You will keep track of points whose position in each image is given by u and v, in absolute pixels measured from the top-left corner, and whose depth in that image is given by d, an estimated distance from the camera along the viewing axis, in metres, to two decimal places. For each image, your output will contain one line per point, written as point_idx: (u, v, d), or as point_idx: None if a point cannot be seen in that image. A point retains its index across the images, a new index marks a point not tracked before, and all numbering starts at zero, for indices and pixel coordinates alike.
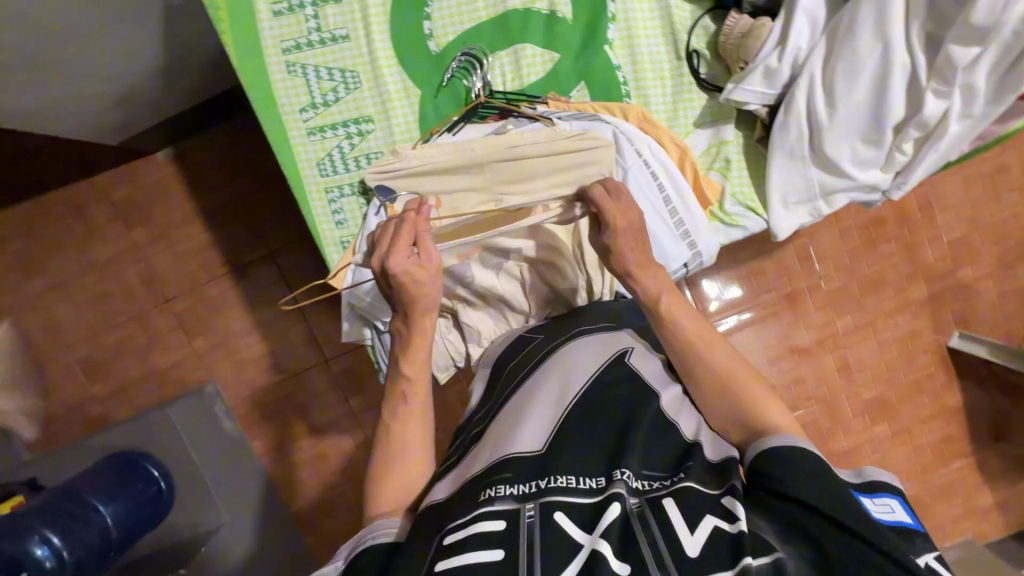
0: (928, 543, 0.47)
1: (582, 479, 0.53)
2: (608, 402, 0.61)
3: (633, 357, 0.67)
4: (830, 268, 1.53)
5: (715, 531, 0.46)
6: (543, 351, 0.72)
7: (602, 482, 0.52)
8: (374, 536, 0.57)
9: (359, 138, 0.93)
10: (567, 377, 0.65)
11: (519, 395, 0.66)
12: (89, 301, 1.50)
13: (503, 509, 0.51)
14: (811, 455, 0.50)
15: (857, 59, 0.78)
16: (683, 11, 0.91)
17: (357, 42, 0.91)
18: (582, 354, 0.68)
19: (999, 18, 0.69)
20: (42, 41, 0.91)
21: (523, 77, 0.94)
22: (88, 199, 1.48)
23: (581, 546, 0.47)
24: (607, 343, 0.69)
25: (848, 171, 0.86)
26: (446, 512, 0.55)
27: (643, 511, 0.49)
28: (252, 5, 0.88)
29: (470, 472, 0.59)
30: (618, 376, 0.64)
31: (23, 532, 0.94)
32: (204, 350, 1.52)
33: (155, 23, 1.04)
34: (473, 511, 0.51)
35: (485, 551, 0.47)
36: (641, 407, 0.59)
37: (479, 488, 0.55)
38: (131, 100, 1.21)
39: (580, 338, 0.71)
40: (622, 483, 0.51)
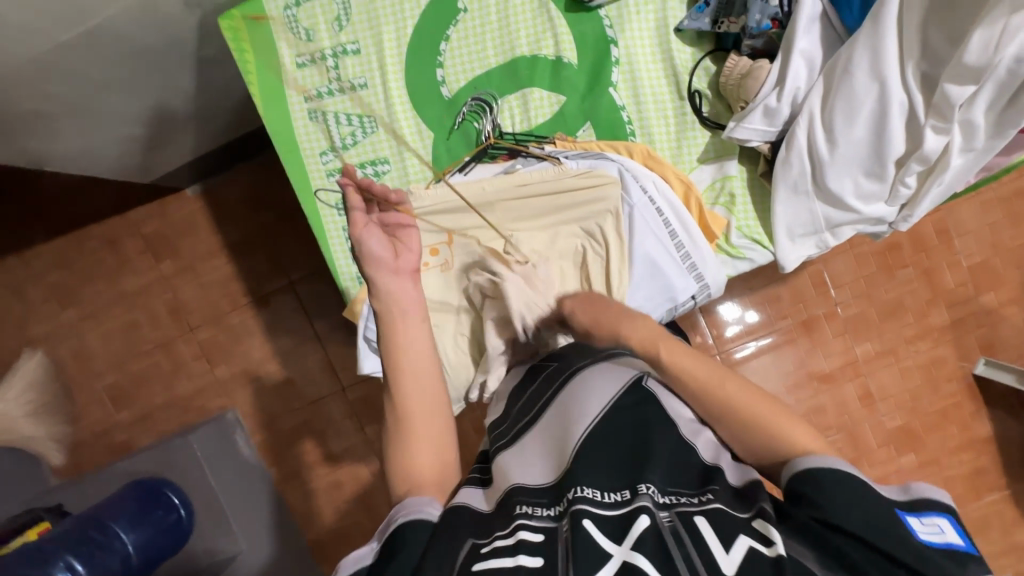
0: (980, 566, 0.46)
1: (608, 493, 0.54)
2: (622, 426, 0.60)
3: (649, 381, 0.65)
4: (847, 294, 1.51)
5: (751, 551, 0.47)
6: (558, 373, 0.70)
7: (621, 495, 0.53)
8: (404, 515, 0.58)
9: (377, 178, 0.98)
10: (582, 406, 0.62)
11: (541, 425, 0.66)
12: (119, 330, 1.57)
13: (541, 525, 0.53)
14: (851, 476, 0.50)
15: (853, 98, 0.80)
16: (684, 54, 0.95)
17: (374, 89, 0.97)
18: (599, 379, 0.65)
19: (992, 59, 0.70)
20: (84, 93, 0.99)
21: (531, 118, 0.98)
22: (121, 234, 1.56)
23: (610, 556, 0.48)
24: (621, 363, 0.66)
25: (852, 205, 0.87)
26: (476, 527, 0.55)
27: (675, 526, 0.49)
28: (278, 60, 0.96)
29: (496, 495, 0.60)
30: (637, 406, 0.61)
31: (46, 561, 0.95)
32: (226, 377, 1.57)
33: (187, 72, 1.12)
34: (511, 522, 0.54)
35: (525, 557, 0.49)
36: (658, 436, 0.58)
37: (509, 502, 0.56)
38: (164, 142, 1.28)
39: (596, 362, 0.67)
40: (647, 497, 0.51)
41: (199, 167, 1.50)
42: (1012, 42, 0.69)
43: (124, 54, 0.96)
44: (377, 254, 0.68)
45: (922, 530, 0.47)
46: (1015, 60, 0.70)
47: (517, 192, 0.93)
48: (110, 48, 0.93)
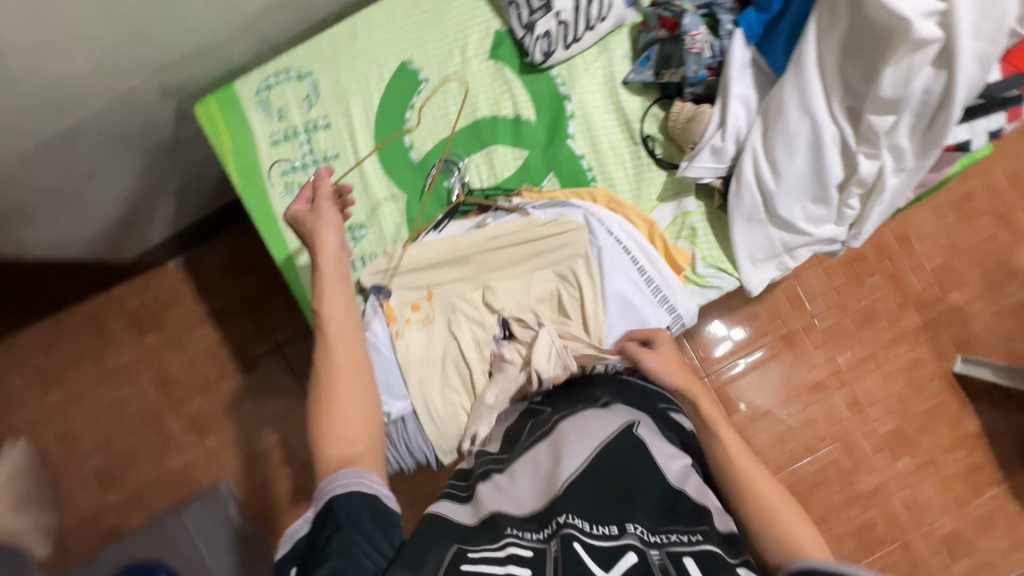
0: None
1: (598, 526, 0.57)
2: (612, 469, 0.63)
3: (641, 428, 0.69)
4: (821, 306, 1.57)
5: None
6: (551, 419, 0.74)
7: (610, 529, 0.56)
8: (345, 484, 0.60)
9: (355, 242, 1.02)
10: (575, 446, 0.65)
11: (530, 456, 0.69)
12: (106, 409, 1.55)
13: (530, 546, 0.56)
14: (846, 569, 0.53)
15: (790, 133, 0.87)
16: (633, 102, 1.02)
17: (347, 159, 1.03)
18: (593, 423, 0.69)
19: (904, 91, 0.79)
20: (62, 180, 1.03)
21: (498, 173, 1.03)
22: (104, 312, 1.57)
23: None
24: (617, 414, 0.71)
25: (803, 228, 0.93)
26: (464, 535, 0.58)
27: (664, 563, 0.53)
28: (253, 140, 1.01)
29: (484, 509, 0.62)
30: (627, 448, 0.65)
31: None
32: (219, 447, 1.55)
33: (166, 153, 1.16)
34: (500, 538, 0.57)
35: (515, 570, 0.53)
36: (651, 480, 0.62)
37: (498, 525, 0.59)
38: (143, 221, 1.32)
39: (591, 410, 0.72)
40: (634, 535, 0.56)
41: (180, 240, 1.53)
42: (919, 78, 0.78)
43: (103, 143, 1.01)
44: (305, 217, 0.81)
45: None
46: (923, 92, 0.79)
47: (495, 245, 0.97)
48: (88, 139, 0.97)
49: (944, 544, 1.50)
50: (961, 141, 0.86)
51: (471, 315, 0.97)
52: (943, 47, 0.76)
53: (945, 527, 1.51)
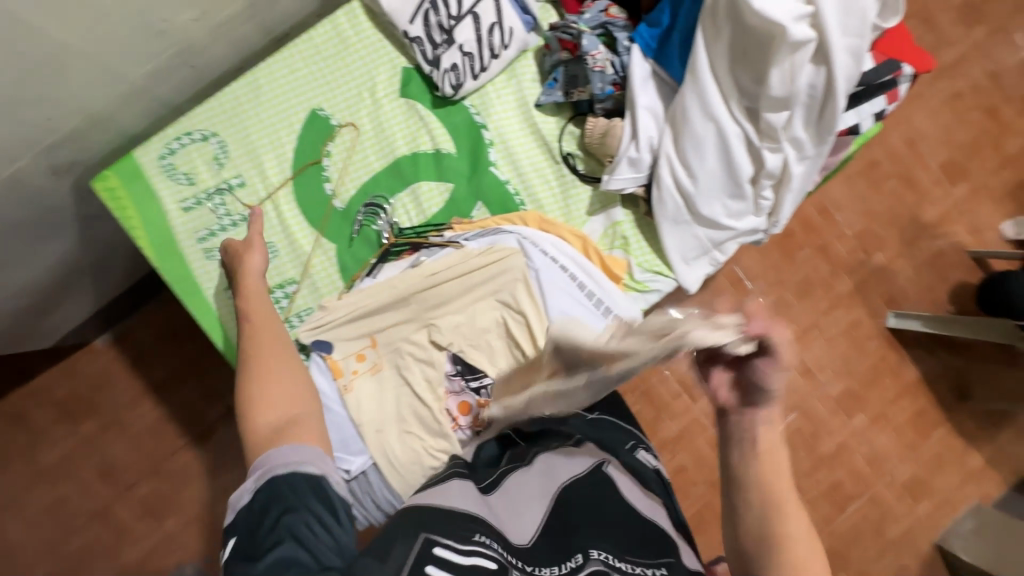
0: None
1: (568, 558, 0.57)
2: (580, 501, 0.65)
3: (609, 467, 0.72)
4: (762, 285, 1.64)
5: None
6: (526, 445, 0.75)
7: (567, 565, 0.57)
8: (293, 464, 0.60)
9: (288, 299, 0.98)
10: (551, 477, 0.69)
11: (507, 480, 0.68)
12: (44, 511, 1.42)
13: (495, 556, 0.53)
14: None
15: (698, 137, 0.91)
16: (549, 123, 1.04)
17: (268, 216, 0.99)
18: (569, 458, 0.72)
19: (791, 86, 0.84)
20: None
21: (426, 210, 1.02)
22: (29, 407, 1.44)
23: None
24: (586, 453, 0.73)
25: (725, 224, 0.97)
26: (431, 525, 0.54)
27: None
28: (162, 210, 0.96)
29: (456, 504, 0.58)
30: (595, 484, 0.68)
31: None
32: (179, 529, 1.45)
33: (72, 232, 1.09)
34: (470, 543, 0.53)
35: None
36: (617, 510, 0.64)
37: (467, 527, 0.56)
38: (58, 305, 1.23)
39: (566, 446, 0.74)
40: (598, 560, 0.56)
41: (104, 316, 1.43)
42: (802, 73, 0.83)
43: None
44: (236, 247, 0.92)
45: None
46: (808, 86, 0.84)
47: (437, 279, 0.96)
48: None
49: (906, 489, 1.58)
50: (851, 125, 0.93)
51: (420, 355, 0.95)
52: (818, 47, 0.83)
53: (903, 473, 1.59)
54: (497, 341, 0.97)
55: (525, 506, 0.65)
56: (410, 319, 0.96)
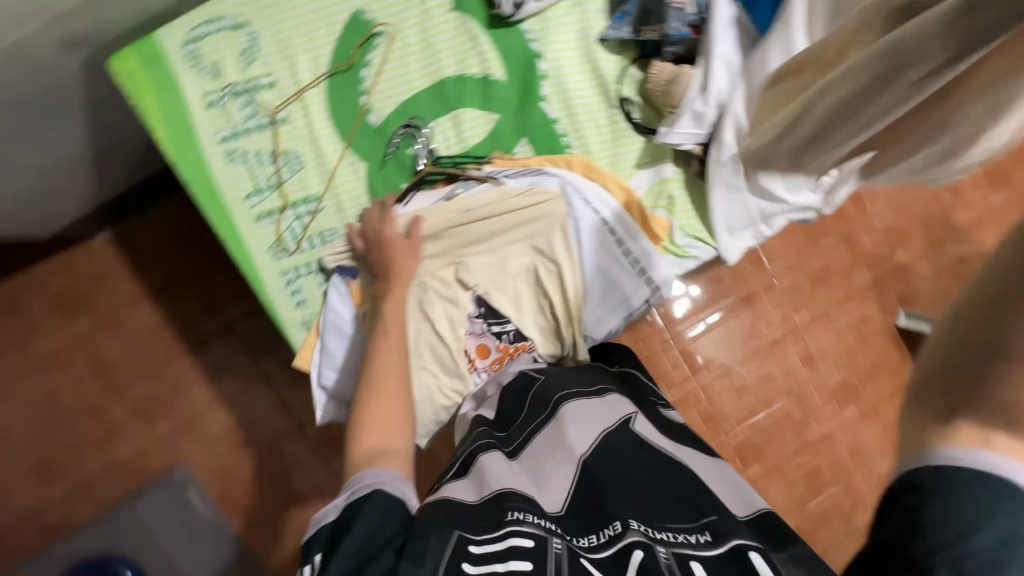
0: None
1: (605, 527, 0.55)
2: (612, 462, 0.63)
3: (637, 423, 0.70)
4: (781, 267, 1.60)
5: None
6: (548, 395, 0.75)
7: (603, 536, 0.54)
8: (378, 482, 0.59)
9: (310, 217, 0.93)
10: (581, 433, 0.67)
11: (533, 443, 0.69)
12: (36, 399, 1.41)
13: (531, 532, 0.52)
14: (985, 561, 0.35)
15: (775, 96, 0.83)
16: (610, 62, 0.96)
17: (297, 124, 0.92)
18: (596, 411, 0.70)
19: None
20: None
21: (466, 139, 0.96)
22: (24, 295, 1.41)
23: None
24: (612, 407, 0.72)
25: (782, 197, 0.90)
26: (462, 519, 0.54)
27: (674, 560, 0.49)
28: (182, 99, 0.88)
29: (489, 487, 0.60)
30: (620, 439, 0.66)
31: None
32: (169, 434, 1.45)
33: (81, 115, 1.01)
34: (501, 525, 0.53)
35: (514, 561, 0.48)
36: (651, 476, 0.61)
37: (500, 509, 0.56)
38: (61, 193, 1.16)
39: (589, 398, 0.73)
40: (637, 530, 0.53)
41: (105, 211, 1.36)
42: None
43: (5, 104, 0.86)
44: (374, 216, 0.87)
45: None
46: None
47: (475, 212, 0.90)
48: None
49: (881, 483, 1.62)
50: None
51: (444, 292, 0.91)
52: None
53: (881, 467, 1.62)
54: (527, 286, 0.94)
55: (555, 469, 0.63)
56: (441, 252, 0.90)
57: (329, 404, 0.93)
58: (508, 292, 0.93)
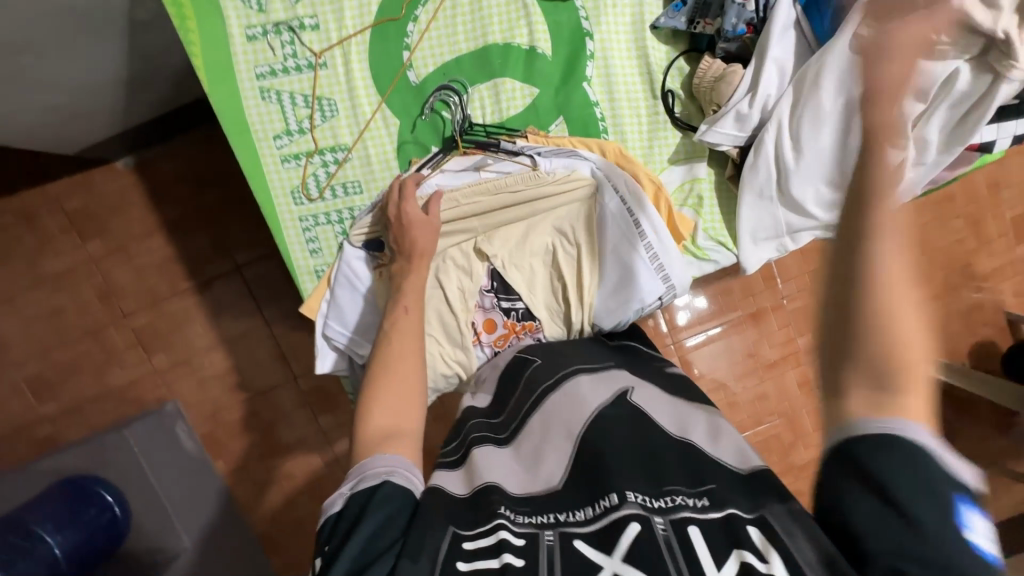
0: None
1: (601, 498, 0.53)
2: (606, 432, 0.61)
3: (635, 395, 0.67)
4: (794, 288, 1.57)
5: (742, 565, 0.45)
6: (543, 379, 0.74)
7: (595, 510, 0.53)
8: (387, 472, 0.57)
9: (335, 166, 0.92)
10: (573, 412, 0.66)
11: (526, 428, 0.68)
12: (39, 315, 1.42)
13: (524, 532, 0.52)
14: (907, 443, 0.41)
15: (821, 111, 0.82)
16: (659, 52, 0.94)
17: (335, 71, 0.91)
18: (589, 387, 0.69)
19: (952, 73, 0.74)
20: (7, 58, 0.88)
21: (503, 110, 0.94)
22: (40, 210, 1.41)
23: (600, 567, 0.47)
24: (609, 382, 0.70)
25: (812, 212, 0.89)
26: (455, 515, 0.56)
27: (668, 533, 0.48)
28: (224, 29, 0.87)
29: (486, 478, 0.60)
30: (621, 411, 0.64)
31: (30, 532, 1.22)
32: (165, 367, 1.46)
33: (120, 35, 1.00)
34: (492, 519, 0.54)
35: (508, 558, 0.49)
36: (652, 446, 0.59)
37: (488, 501, 0.56)
38: (89, 112, 1.15)
39: (592, 372, 0.73)
40: (635, 504, 0.51)
41: (129, 137, 1.36)
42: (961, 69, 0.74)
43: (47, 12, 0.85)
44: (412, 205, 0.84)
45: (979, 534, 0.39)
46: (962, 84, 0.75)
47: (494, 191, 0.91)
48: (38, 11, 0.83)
49: None
50: (986, 141, 0.84)
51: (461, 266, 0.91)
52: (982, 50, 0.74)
53: None
54: (543, 267, 0.93)
55: (551, 449, 0.63)
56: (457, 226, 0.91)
57: (330, 355, 0.94)
58: (525, 271, 0.92)
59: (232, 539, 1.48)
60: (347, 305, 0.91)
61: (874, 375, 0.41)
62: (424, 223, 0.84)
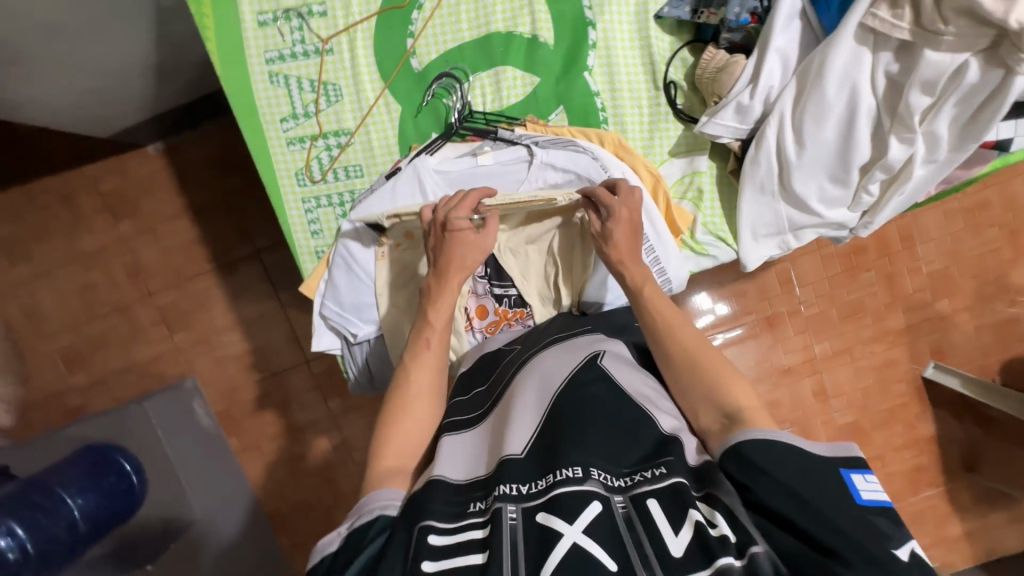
0: (893, 525, 0.48)
1: (560, 469, 0.55)
2: (570, 408, 0.62)
3: (605, 358, 0.69)
4: (811, 294, 1.48)
5: (698, 532, 0.50)
6: (519, 359, 0.75)
7: (543, 483, 0.56)
8: (381, 507, 0.59)
9: (338, 150, 0.95)
10: (541, 386, 0.67)
11: (494, 410, 0.69)
12: (73, 289, 1.50)
13: (488, 515, 0.55)
14: (782, 444, 0.54)
15: (824, 103, 0.80)
16: (663, 42, 0.93)
17: (340, 57, 0.93)
18: (555, 361, 0.70)
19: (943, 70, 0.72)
20: (44, 43, 0.93)
21: (503, 99, 0.95)
22: (77, 190, 1.49)
23: (561, 536, 0.51)
24: (578, 350, 0.71)
25: (815, 209, 0.87)
26: (438, 502, 0.58)
27: (628, 512, 0.53)
28: (237, 15, 0.90)
29: (478, 472, 0.62)
30: (589, 376, 0.66)
31: (52, 492, 1.15)
32: (186, 345, 1.53)
33: (147, 22, 1.05)
34: (464, 518, 0.56)
35: (466, 557, 0.53)
36: (616, 424, 0.61)
37: (465, 499, 0.59)
38: (120, 95, 1.21)
39: (565, 343, 0.74)
40: (597, 481, 0.55)
41: (159, 123, 1.42)
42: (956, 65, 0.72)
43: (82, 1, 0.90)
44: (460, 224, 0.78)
45: (864, 489, 0.51)
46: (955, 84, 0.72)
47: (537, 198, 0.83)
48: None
49: None
50: (1002, 139, 0.81)
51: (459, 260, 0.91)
52: (992, 42, 0.70)
53: None
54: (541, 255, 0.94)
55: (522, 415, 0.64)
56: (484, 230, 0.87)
57: (326, 334, 0.97)
58: (524, 257, 0.94)
59: (240, 512, 1.53)
60: (343, 284, 0.93)
61: (712, 396, 0.63)
62: (474, 241, 0.78)
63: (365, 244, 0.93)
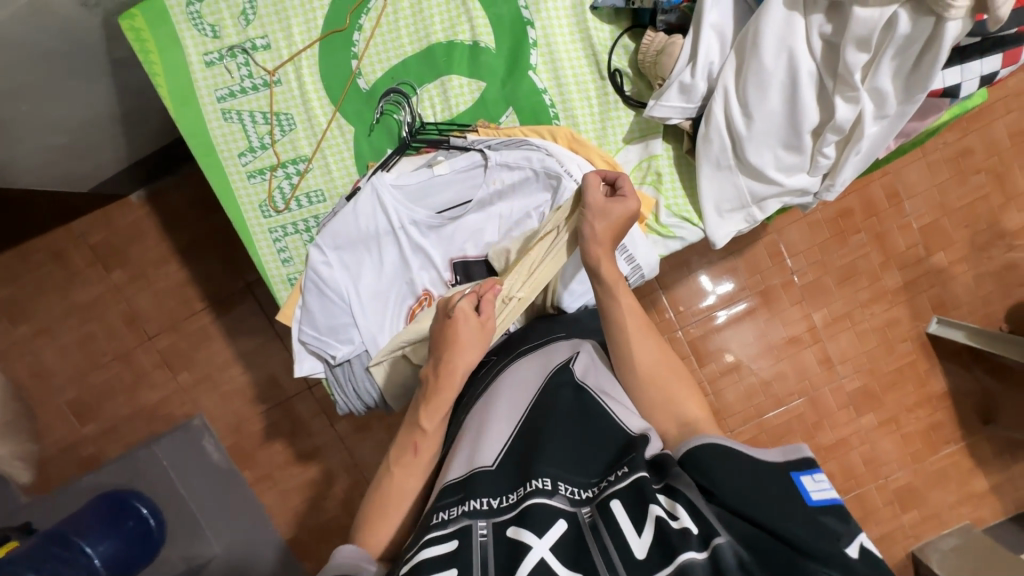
0: (845, 522, 0.47)
1: (533, 480, 0.55)
2: (540, 419, 0.62)
3: (578, 362, 0.68)
4: (803, 262, 1.46)
5: (658, 528, 0.49)
6: (495, 369, 0.75)
7: (516, 498, 0.55)
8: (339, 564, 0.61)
9: (298, 177, 0.96)
10: (514, 396, 0.67)
11: (468, 419, 0.68)
12: (74, 342, 1.53)
13: (457, 529, 0.54)
14: (733, 451, 0.54)
15: (764, 72, 0.80)
16: (602, 32, 0.94)
17: (289, 86, 0.95)
18: (526, 370, 0.69)
19: (875, 24, 0.71)
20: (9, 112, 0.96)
21: (452, 107, 0.96)
22: (67, 246, 1.51)
23: (530, 549, 0.50)
24: (546, 359, 0.70)
25: (772, 177, 0.86)
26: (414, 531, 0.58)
27: (594, 519, 0.52)
28: (183, 57, 0.92)
29: (448, 478, 0.61)
30: (559, 381, 0.65)
31: (71, 544, 1.17)
32: (189, 384, 1.55)
33: (105, 78, 1.07)
34: (428, 531, 0.55)
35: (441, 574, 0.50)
36: (587, 433, 0.61)
37: (429, 512, 0.58)
38: (94, 151, 1.23)
39: (535, 351, 0.73)
40: (563, 496, 0.54)
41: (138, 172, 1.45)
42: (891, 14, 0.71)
43: (38, 66, 0.92)
44: (464, 310, 0.72)
45: (813, 491, 0.50)
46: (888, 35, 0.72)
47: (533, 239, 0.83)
48: (26, 64, 0.90)
49: (897, 496, 1.47)
50: (950, 86, 0.80)
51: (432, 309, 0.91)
52: None
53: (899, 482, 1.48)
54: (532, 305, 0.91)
55: (494, 427, 0.63)
56: (514, 299, 0.79)
57: (307, 359, 0.97)
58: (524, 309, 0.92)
59: (260, 544, 1.55)
60: (317, 307, 0.93)
61: (665, 402, 0.64)
62: (474, 325, 0.72)
63: (332, 266, 0.92)
